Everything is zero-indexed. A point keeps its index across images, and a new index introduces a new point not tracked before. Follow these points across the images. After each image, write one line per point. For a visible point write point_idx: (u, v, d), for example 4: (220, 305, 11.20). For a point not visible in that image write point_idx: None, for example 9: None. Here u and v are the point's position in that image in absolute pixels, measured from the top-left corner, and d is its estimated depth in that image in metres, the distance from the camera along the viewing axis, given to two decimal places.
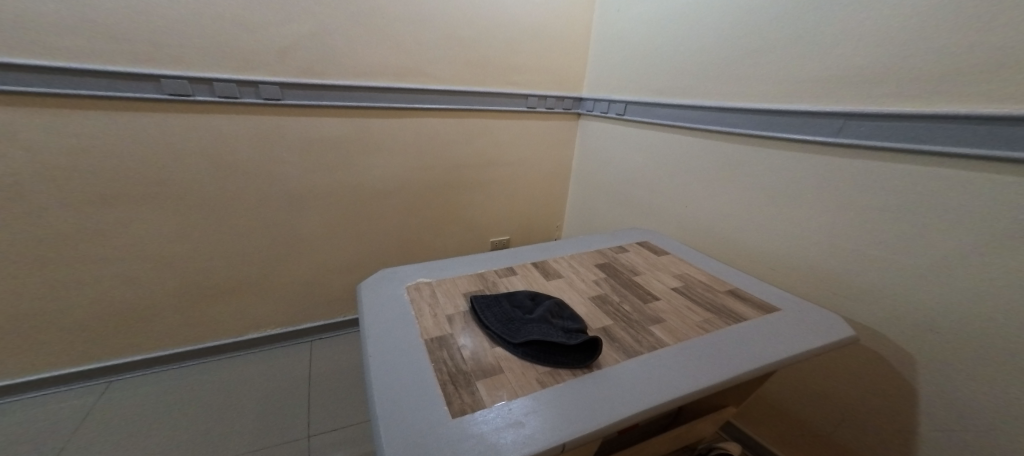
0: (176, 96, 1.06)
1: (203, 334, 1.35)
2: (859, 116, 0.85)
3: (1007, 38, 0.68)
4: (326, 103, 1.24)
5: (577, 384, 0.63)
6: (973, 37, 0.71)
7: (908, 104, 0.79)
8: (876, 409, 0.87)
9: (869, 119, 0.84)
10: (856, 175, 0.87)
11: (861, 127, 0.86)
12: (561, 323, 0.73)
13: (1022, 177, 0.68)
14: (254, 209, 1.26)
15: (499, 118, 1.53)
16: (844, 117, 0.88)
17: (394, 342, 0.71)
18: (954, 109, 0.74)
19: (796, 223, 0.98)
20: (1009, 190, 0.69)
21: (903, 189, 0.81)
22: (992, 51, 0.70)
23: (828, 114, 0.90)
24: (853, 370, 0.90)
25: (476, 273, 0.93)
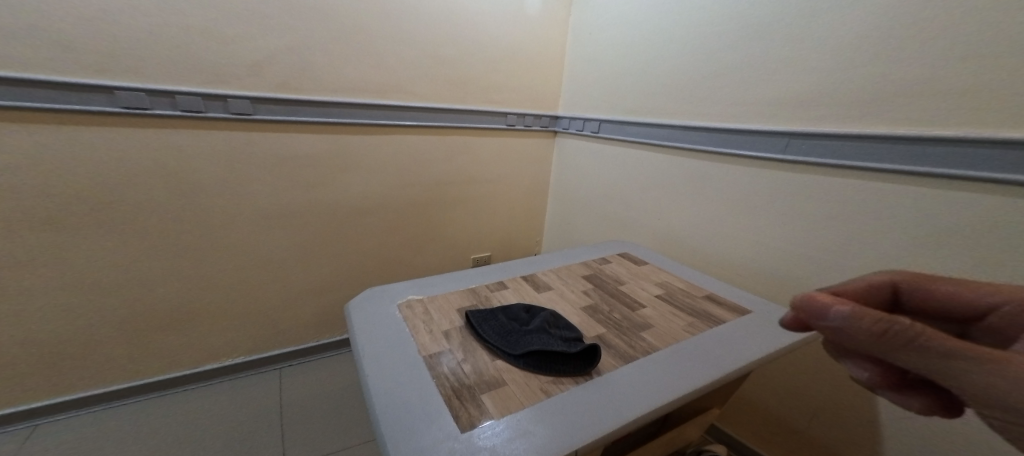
0: (130, 109, 0.99)
1: (161, 365, 1.25)
2: (802, 136, 0.97)
3: (921, 72, 0.80)
4: (304, 118, 1.21)
5: (580, 390, 0.66)
6: (891, 71, 0.83)
7: (847, 127, 0.90)
8: (832, 399, 0.97)
9: (811, 139, 0.95)
10: (804, 188, 0.98)
11: (805, 145, 0.97)
12: (558, 334, 0.75)
13: (948, 190, 0.78)
14: (226, 227, 1.20)
15: (479, 136, 1.57)
16: (789, 137, 0.99)
17: (392, 360, 0.70)
18: (886, 130, 0.84)
19: (761, 234, 1.07)
20: (939, 202, 0.79)
21: (850, 202, 0.91)
22: (914, 82, 0.81)
23: (777, 134, 1.01)
24: (815, 366, 1.00)
25: (468, 287, 0.94)
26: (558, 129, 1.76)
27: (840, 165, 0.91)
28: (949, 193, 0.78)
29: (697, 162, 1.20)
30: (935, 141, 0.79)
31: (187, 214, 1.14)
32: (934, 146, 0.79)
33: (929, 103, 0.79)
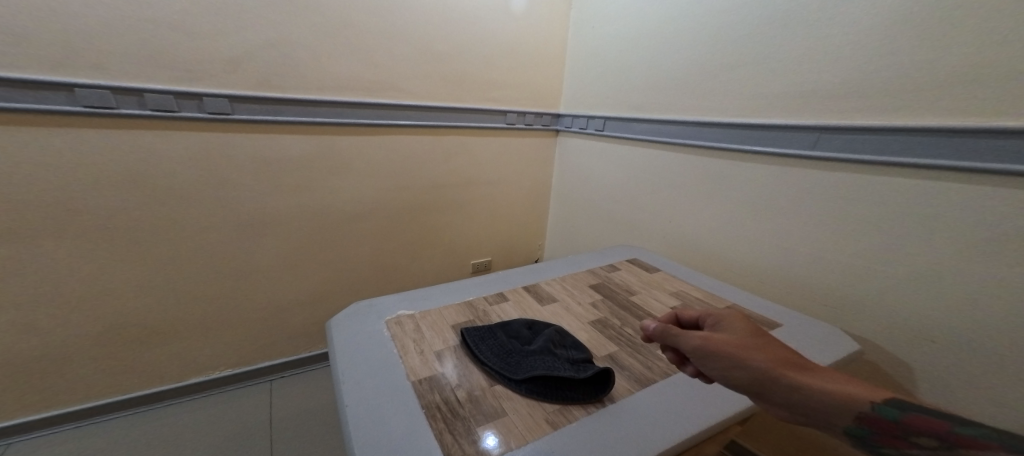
0: (94, 109, 0.91)
1: (138, 381, 1.17)
2: (833, 130, 0.88)
3: (966, 56, 0.71)
4: (288, 118, 1.13)
5: (591, 421, 0.57)
6: (930, 55, 0.75)
7: (880, 120, 0.81)
8: None
9: (844, 133, 0.86)
10: (831, 187, 0.89)
11: (836, 140, 0.88)
12: (565, 354, 0.67)
13: (999, 187, 0.69)
14: (205, 234, 1.12)
15: (477, 135, 1.49)
16: (819, 131, 0.90)
17: (376, 387, 0.62)
18: (930, 123, 0.76)
19: (783, 237, 0.99)
20: (991, 200, 0.70)
21: (883, 201, 0.82)
22: (958, 67, 0.72)
23: (804, 128, 0.93)
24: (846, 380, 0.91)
25: (464, 300, 0.86)
26: (560, 128, 1.69)
27: (875, 161, 0.82)
28: (1002, 191, 0.69)
29: (712, 160, 1.12)
30: (985, 133, 0.70)
31: (161, 221, 1.06)
32: (984, 138, 0.70)
33: (975, 89, 0.71)
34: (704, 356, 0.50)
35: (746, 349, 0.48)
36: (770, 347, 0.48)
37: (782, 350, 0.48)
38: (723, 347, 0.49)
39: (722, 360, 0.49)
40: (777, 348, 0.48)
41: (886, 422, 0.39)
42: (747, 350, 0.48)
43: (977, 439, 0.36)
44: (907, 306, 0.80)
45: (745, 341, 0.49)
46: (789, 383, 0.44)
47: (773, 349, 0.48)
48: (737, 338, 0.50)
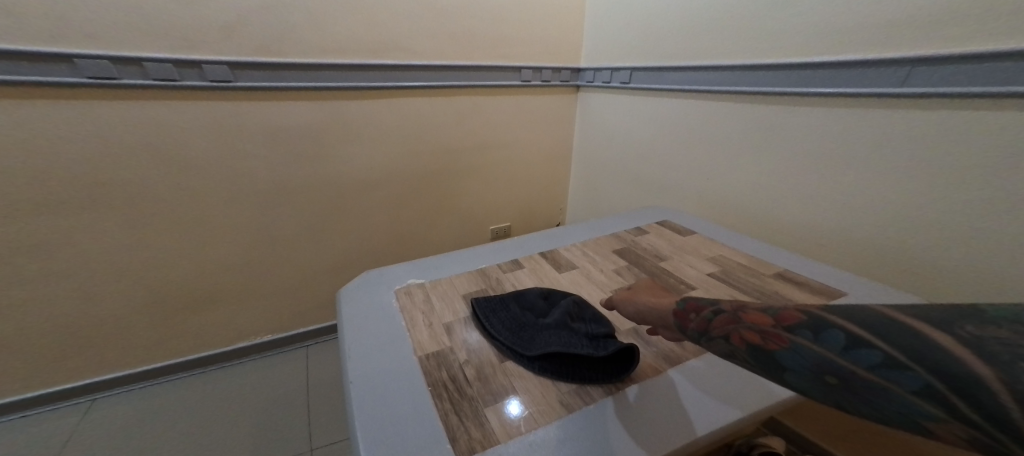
0: (98, 80, 0.89)
1: (177, 349, 1.22)
2: (925, 62, 0.70)
3: None
4: (290, 85, 1.08)
5: (612, 404, 0.51)
6: None
7: (978, 46, 0.64)
8: None
9: (947, 63, 0.67)
10: (911, 131, 0.73)
11: (933, 74, 0.69)
12: (584, 328, 0.61)
13: None
14: (221, 207, 1.12)
15: (491, 95, 1.39)
16: (911, 64, 0.72)
17: (382, 363, 0.59)
18: None
19: (842, 192, 0.84)
20: None
21: (977, 147, 0.66)
22: None
23: (889, 61, 0.74)
24: None
25: (477, 269, 0.81)
26: (582, 84, 1.55)
27: (982, 94, 0.64)
28: None
29: (758, 109, 0.97)
30: None
31: (178, 195, 1.06)
32: None
33: None
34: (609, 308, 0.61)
35: (629, 295, 0.59)
36: (650, 292, 0.59)
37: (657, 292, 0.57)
38: (616, 297, 0.61)
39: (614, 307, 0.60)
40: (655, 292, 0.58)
41: (678, 312, 0.46)
42: (628, 294, 0.59)
43: (702, 305, 0.43)
44: (998, 271, 0.67)
45: (634, 290, 0.60)
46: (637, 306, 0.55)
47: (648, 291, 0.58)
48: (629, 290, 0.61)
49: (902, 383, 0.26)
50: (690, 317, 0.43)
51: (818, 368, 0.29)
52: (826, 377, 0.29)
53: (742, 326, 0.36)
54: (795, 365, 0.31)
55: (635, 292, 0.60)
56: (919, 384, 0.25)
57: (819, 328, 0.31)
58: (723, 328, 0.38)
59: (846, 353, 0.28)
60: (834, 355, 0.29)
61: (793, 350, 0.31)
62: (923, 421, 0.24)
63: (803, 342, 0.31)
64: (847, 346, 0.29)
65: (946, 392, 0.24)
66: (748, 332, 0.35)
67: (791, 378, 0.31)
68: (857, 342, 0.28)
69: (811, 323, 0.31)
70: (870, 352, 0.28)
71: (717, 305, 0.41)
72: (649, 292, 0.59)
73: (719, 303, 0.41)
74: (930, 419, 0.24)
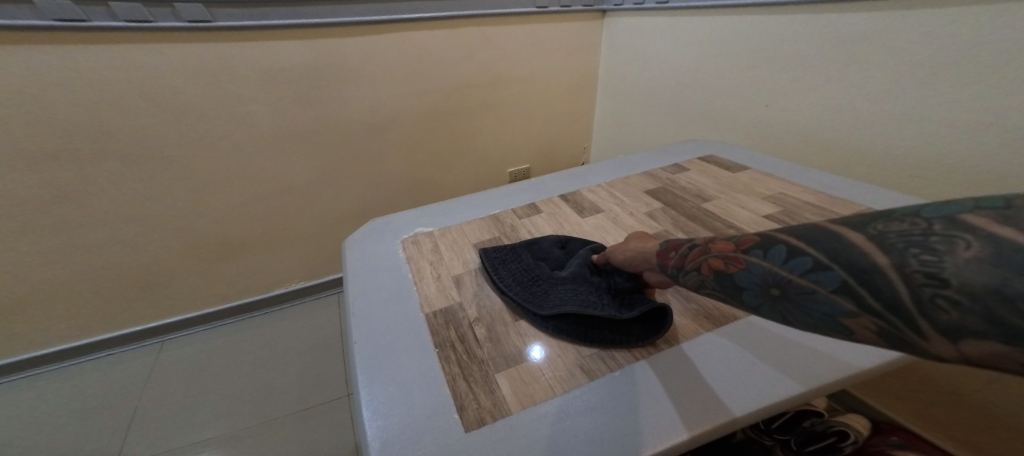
0: (65, 23, 0.82)
1: (207, 301, 1.24)
2: None
3: None
4: (276, 23, 0.98)
5: (640, 370, 0.45)
6: None
7: None
8: None
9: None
10: None
11: None
12: (605, 283, 0.53)
13: None
14: (226, 160, 1.08)
15: (503, 24, 1.24)
16: None
17: (385, 320, 0.54)
18: None
19: (935, 112, 0.68)
20: None
21: None
22: None
23: None
24: None
25: (489, 215, 0.73)
26: (607, 7, 1.35)
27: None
28: None
29: (828, 15, 0.79)
30: None
31: (181, 147, 1.02)
32: None
33: None
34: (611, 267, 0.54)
35: (621, 248, 0.52)
36: (638, 240, 0.53)
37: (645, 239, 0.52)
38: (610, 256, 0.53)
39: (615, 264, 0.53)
40: (642, 240, 0.52)
41: (661, 251, 0.43)
42: (618, 245, 0.54)
43: (678, 241, 0.41)
44: None
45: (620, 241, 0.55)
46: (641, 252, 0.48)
47: (632, 238, 0.54)
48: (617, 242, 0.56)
49: (823, 283, 0.25)
50: (670, 255, 0.40)
51: (766, 282, 0.29)
52: (771, 291, 0.28)
53: (712, 254, 0.34)
54: (750, 284, 0.30)
55: (622, 244, 0.54)
56: (835, 280, 0.24)
57: (768, 244, 0.29)
58: (695, 259, 0.35)
59: (786, 265, 0.27)
60: (777, 267, 0.28)
61: (747, 270, 0.30)
62: (841, 318, 0.24)
63: (756, 260, 0.30)
64: (787, 256, 0.27)
65: (856, 285, 0.24)
66: (715, 259, 0.33)
67: (749, 297, 0.30)
68: (793, 251, 0.27)
69: (762, 241, 0.30)
70: (802, 258, 0.26)
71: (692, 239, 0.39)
72: (634, 240, 0.53)
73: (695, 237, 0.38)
74: (846, 315, 0.24)
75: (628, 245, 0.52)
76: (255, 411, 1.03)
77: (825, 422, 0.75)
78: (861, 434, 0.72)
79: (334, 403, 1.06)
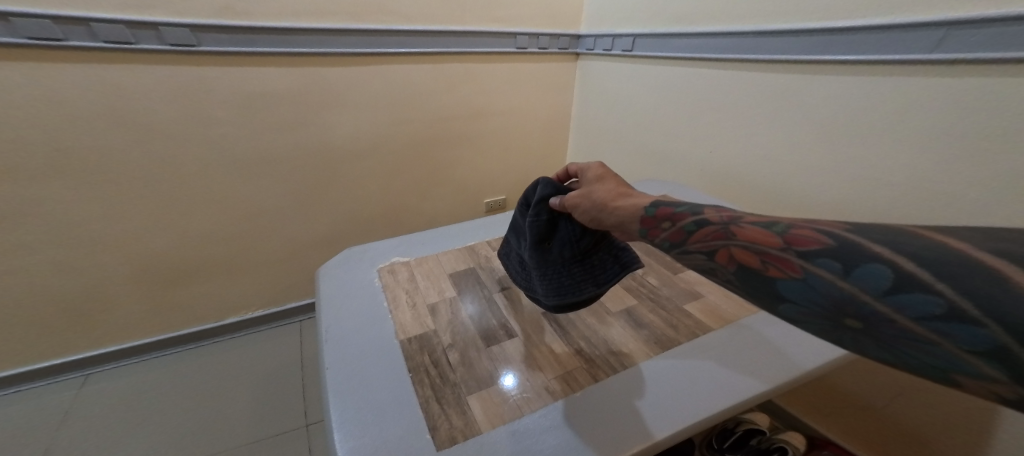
0: (37, 41, 0.81)
1: (166, 323, 1.20)
2: (961, 24, 0.63)
3: None
4: (262, 50, 1.00)
5: (600, 390, 0.49)
6: None
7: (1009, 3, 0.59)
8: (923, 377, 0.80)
9: (985, 26, 0.60)
10: (945, 98, 0.66)
11: (967, 38, 0.63)
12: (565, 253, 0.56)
13: None
14: (198, 181, 1.07)
15: (483, 61, 1.31)
16: (944, 27, 0.65)
17: (360, 345, 0.56)
18: None
19: (850, 167, 0.81)
20: None
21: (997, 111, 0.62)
22: None
23: (914, 25, 0.67)
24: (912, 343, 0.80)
25: (465, 246, 0.78)
26: (581, 51, 1.46)
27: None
28: None
29: (768, 75, 0.91)
30: None
31: (151, 166, 1.01)
32: None
33: None
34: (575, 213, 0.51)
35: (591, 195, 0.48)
36: (610, 185, 0.49)
37: (618, 186, 0.48)
38: (578, 201, 0.50)
39: (581, 212, 0.50)
40: (614, 186, 0.48)
41: (647, 219, 0.39)
42: (585, 194, 0.49)
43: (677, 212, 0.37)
44: None
45: (585, 188, 0.51)
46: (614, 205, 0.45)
47: (599, 187, 0.49)
48: (582, 188, 0.51)
49: (956, 337, 0.21)
50: (662, 227, 0.37)
51: (836, 306, 0.26)
52: (846, 319, 0.26)
53: (734, 244, 0.32)
54: (810, 301, 0.27)
55: (592, 189, 0.50)
56: (980, 341, 0.21)
57: (856, 265, 0.25)
58: (708, 244, 0.34)
59: (886, 298, 0.24)
60: (868, 297, 0.24)
61: (810, 286, 0.27)
62: (961, 376, 0.22)
63: (821, 274, 0.27)
64: (890, 288, 0.24)
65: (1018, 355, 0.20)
66: (742, 251, 0.31)
67: (799, 311, 0.28)
68: (907, 288, 0.23)
69: (843, 255, 0.26)
70: (921, 297, 0.23)
71: (702, 217, 0.35)
72: (606, 186, 0.49)
73: (703, 214, 0.36)
74: (972, 375, 0.21)
75: (598, 198, 0.47)
76: (210, 442, 1.00)
77: (770, 439, 0.82)
78: (799, 449, 0.79)
79: (295, 435, 1.03)
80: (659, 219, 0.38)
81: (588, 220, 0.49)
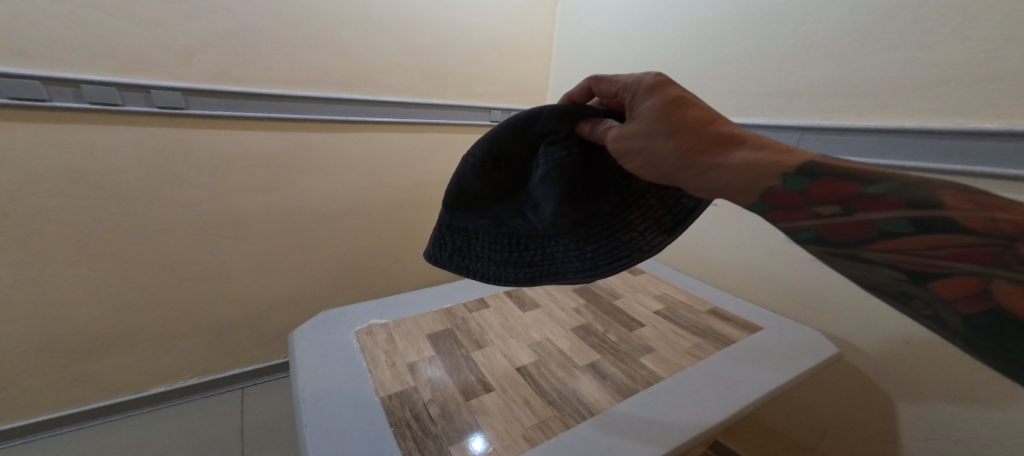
0: (21, 101, 0.83)
1: (94, 391, 1.10)
2: (815, 130, 0.90)
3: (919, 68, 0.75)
4: (251, 114, 1.07)
5: (572, 436, 0.55)
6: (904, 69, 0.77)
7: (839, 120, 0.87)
8: (841, 417, 0.95)
9: (827, 133, 0.89)
10: None
11: (818, 140, 0.90)
12: (607, 197, 0.54)
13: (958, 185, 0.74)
14: (163, 238, 1.06)
15: (460, 132, 1.44)
16: (801, 132, 0.93)
17: (339, 403, 0.58)
18: (892, 123, 0.80)
19: (769, 241, 1.02)
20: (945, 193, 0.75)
21: None
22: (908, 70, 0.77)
23: (785, 128, 0.95)
24: (830, 386, 0.96)
25: (442, 307, 0.84)
26: None
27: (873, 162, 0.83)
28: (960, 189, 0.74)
29: None
30: (928, 132, 0.75)
31: (115, 221, 1.00)
32: (937, 137, 0.75)
33: (927, 95, 0.75)
34: (626, 156, 0.46)
35: (663, 141, 0.44)
36: (681, 121, 0.43)
37: (694, 125, 0.43)
38: (640, 144, 0.45)
39: (642, 158, 0.45)
40: (687, 123, 0.43)
41: (792, 196, 0.39)
42: (647, 137, 0.44)
43: (885, 202, 0.34)
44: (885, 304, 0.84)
45: (652, 126, 0.44)
46: (702, 164, 0.42)
47: (677, 129, 0.43)
48: (642, 125, 0.45)
49: None
50: (835, 211, 0.37)
51: None
52: None
53: (1004, 277, 0.30)
54: None
55: (659, 127, 0.44)
56: None
57: None
58: (952, 258, 0.32)
59: None
60: None
61: None
62: None
63: None
64: None
65: None
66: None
67: None
68: None
69: None
70: None
71: (949, 221, 0.31)
72: (678, 125, 0.43)
73: (950, 219, 0.31)
74: None
75: (676, 150, 0.43)
76: None
77: None
78: None
79: None
80: (870, 219, 0.35)
81: (654, 174, 0.46)
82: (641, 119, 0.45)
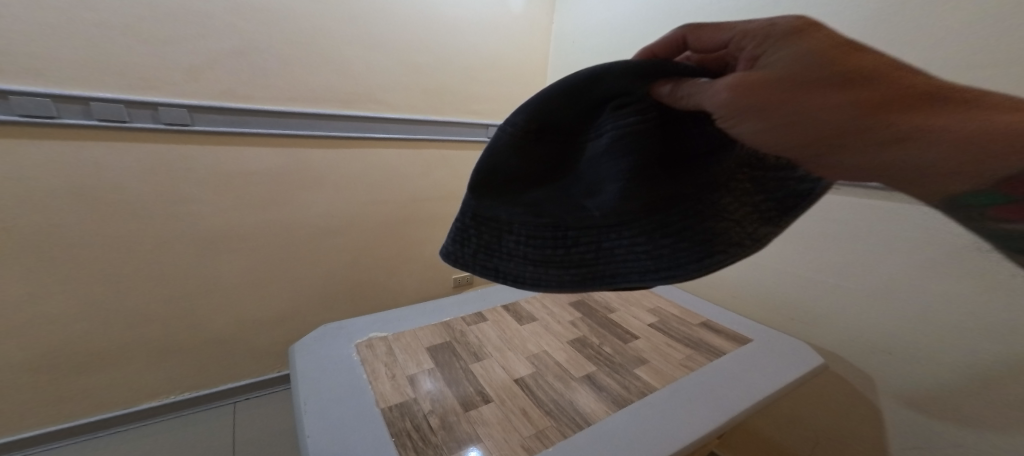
0: (29, 118, 0.85)
1: (85, 407, 1.09)
2: None
3: None
4: (254, 130, 1.09)
5: (568, 445, 0.57)
6: None
7: None
8: (831, 428, 0.97)
9: None
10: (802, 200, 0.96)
11: None
12: (691, 178, 0.36)
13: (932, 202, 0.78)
14: (163, 251, 1.07)
15: (458, 148, 1.48)
16: None
17: (340, 415, 0.59)
18: None
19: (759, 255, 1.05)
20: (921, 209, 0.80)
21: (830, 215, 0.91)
22: None
23: None
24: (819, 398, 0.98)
25: (440, 321, 0.85)
26: None
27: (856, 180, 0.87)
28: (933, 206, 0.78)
29: None
30: None
31: (116, 235, 1.01)
32: None
33: None
34: (760, 115, 0.30)
35: (824, 94, 0.29)
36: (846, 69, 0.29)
37: (862, 77, 0.29)
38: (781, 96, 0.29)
39: (780, 119, 0.29)
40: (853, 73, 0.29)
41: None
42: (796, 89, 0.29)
43: None
44: (870, 316, 0.87)
45: (805, 74, 0.29)
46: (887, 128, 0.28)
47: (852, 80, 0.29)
48: (794, 72, 0.29)
49: None
50: None
51: None
52: None
53: None
54: None
55: (816, 75, 0.29)
56: None
57: None
58: None
59: None
60: None
61: None
62: None
63: None
64: None
65: None
66: None
67: None
68: None
69: None
70: None
71: None
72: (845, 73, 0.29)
73: None
74: None
75: (847, 108, 0.28)
76: None
77: None
78: None
79: None
80: None
81: (791, 142, 0.30)
82: (784, 68, 0.30)
